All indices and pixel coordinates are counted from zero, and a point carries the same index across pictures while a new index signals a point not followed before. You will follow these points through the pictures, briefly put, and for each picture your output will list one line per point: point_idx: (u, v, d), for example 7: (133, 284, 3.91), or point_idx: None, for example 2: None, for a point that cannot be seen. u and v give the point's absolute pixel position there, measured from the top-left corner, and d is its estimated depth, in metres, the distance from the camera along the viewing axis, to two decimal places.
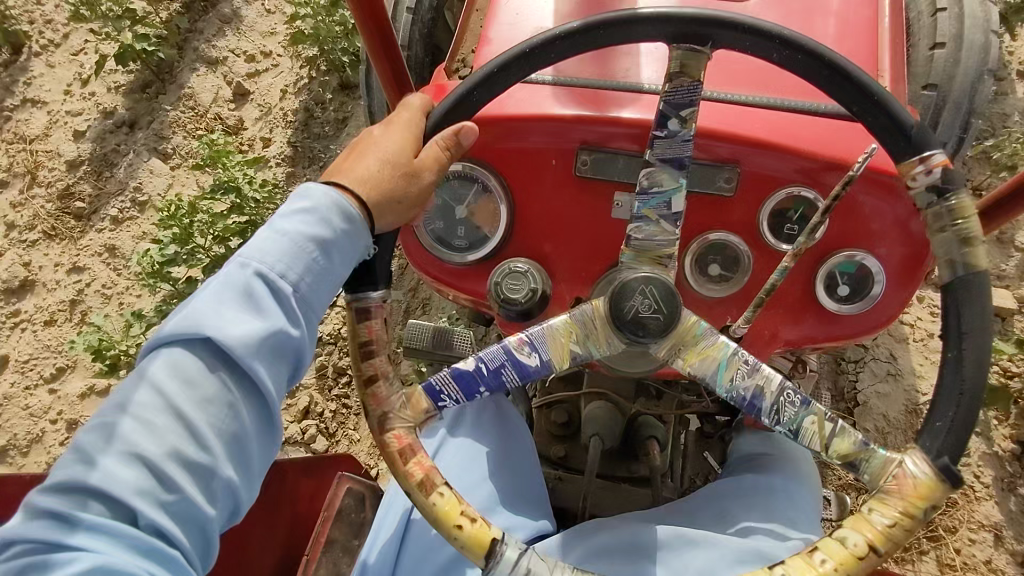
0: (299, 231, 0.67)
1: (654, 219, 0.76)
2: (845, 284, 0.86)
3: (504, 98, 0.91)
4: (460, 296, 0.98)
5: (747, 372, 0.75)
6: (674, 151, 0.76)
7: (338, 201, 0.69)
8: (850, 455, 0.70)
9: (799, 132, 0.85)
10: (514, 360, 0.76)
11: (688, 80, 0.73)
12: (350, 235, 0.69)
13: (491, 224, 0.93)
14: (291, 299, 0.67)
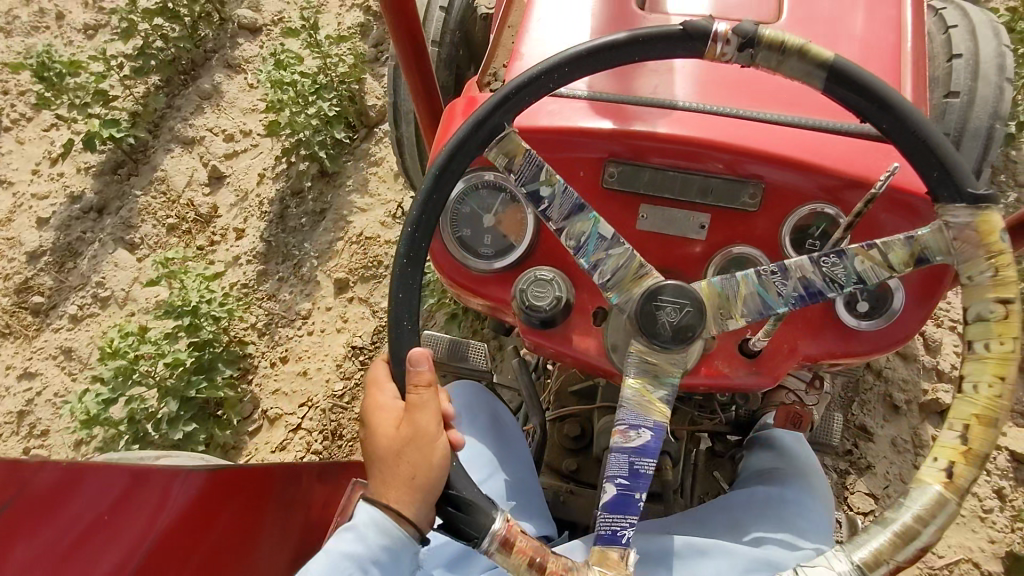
0: (343, 558, 0.74)
1: (605, 257, 0.80)
2: (865, 300, 0.88)
3: (536, 111, 0.93)
4: (482, 303, 1.00)
5: (783, 278, 0.75)
6: (570, 201, 0.81)
7: (372, 517, 0.73)
8: (911, 257, 0.72)
9: (825, 150, 0.87)
10: (636, 450, 0.73)
11: (521, 158, 0.81)
12: (396, 551, 0.73)
13: (517, 233, 0.95)
14: None
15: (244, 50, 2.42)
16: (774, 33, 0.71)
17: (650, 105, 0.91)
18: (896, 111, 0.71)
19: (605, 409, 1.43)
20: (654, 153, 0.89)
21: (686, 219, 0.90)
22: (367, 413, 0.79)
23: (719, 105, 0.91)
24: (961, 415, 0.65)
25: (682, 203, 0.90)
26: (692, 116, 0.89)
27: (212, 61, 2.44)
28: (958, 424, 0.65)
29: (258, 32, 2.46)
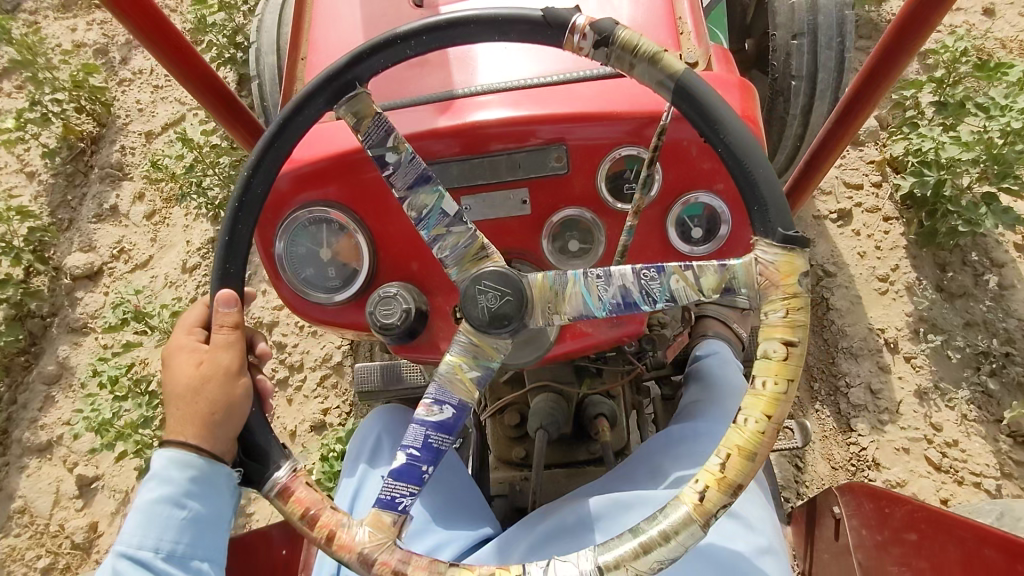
0: (152, 505, 0.76)
1: (446, 233, 0.80)
2: (698, 226, 0.89)
3: (338, 137, 0.95)
4: (348, 331, 1.01)
5: (605, 283, 0.74)
6: (415, 172, 0.80)
7: (173, 456, 0.77)
8: (720, 283, 0.70)
9: (613, 97, 0.89)
10: (432, 425, 0.77)
11: (370, 120, 0.80)
12: (208, 475, 0.77)
13: (355, 258, 0.95)
14: (170, 563, 0.76)
15: (86, 301, 2.27)
16: (629, 35, 0.71)
17: (446, 98, 0.93)
18: (734, 136, 0.71)
19: (537, 388, 1.42)
20: (493, 141, 0.89)
21: (507, 197, 0.91)
22: (166, 356, 0.84)
23: (543, 76, 0.92)
24: (727, 444, 0.67)
25: (499, 184, 0.90)
26: (513, 95, 0.90)
27: (54, 328, 2.28)
28: (722, 452, 0.67)
29: (96, 278, 2.30)
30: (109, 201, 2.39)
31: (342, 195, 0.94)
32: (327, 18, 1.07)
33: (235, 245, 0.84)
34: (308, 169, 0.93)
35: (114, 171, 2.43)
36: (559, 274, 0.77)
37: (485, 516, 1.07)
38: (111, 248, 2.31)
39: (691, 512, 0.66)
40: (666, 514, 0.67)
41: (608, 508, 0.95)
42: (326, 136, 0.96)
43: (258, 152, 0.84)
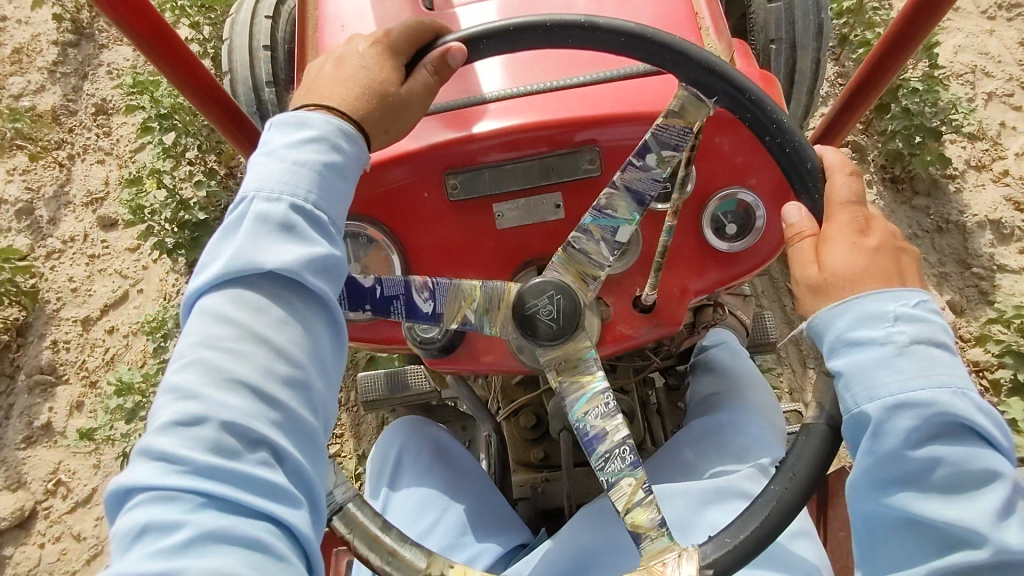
0: (311, 158, 0.67)
1: (597, 239, 0.82)
2: (732, 223, 0.90)
3: None
4: (382, 346, 0.99)
5: (599, 416, 0.80)
6: (640, 189, 0.80)
7: (342, 128, 0.71)
8: (640, 526, 0.75)
9: (643, 96, 0.88)
10: (409, 297, 0.83)
11: (677, 123, 0.78)
12: (359, 157, 0.72)
13: (387, 271, 0.93)
14: (327, 226, 0.67)
15: (16, 561, 1.80)
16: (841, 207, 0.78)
17: (470, 104, 0.90)
18: (787, 494, 0.72)
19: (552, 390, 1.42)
20: (524, 145, 0.87)
21: (540, 203, 0.90)
22: (343, 55, 0.78)
23: (563, 78, 0.90)
24: None
25: (532, 190, 0.89)
26: (539, 98, 0.89)
27: None
28: None
29: (29, 525, 1.85)
30: (41, 417, 1.98)
31: (374, 205, 0.92)
32: (333, 19, 1.04)
33: (501, 39, 0.79)
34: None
35: (44, 377, 2.03)
36: (594, 362, 0.81)
37: (515, 526, 1.05)
38: (44, 482, 1.88)
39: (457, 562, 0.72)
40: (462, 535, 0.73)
41: None
42: None
43: None
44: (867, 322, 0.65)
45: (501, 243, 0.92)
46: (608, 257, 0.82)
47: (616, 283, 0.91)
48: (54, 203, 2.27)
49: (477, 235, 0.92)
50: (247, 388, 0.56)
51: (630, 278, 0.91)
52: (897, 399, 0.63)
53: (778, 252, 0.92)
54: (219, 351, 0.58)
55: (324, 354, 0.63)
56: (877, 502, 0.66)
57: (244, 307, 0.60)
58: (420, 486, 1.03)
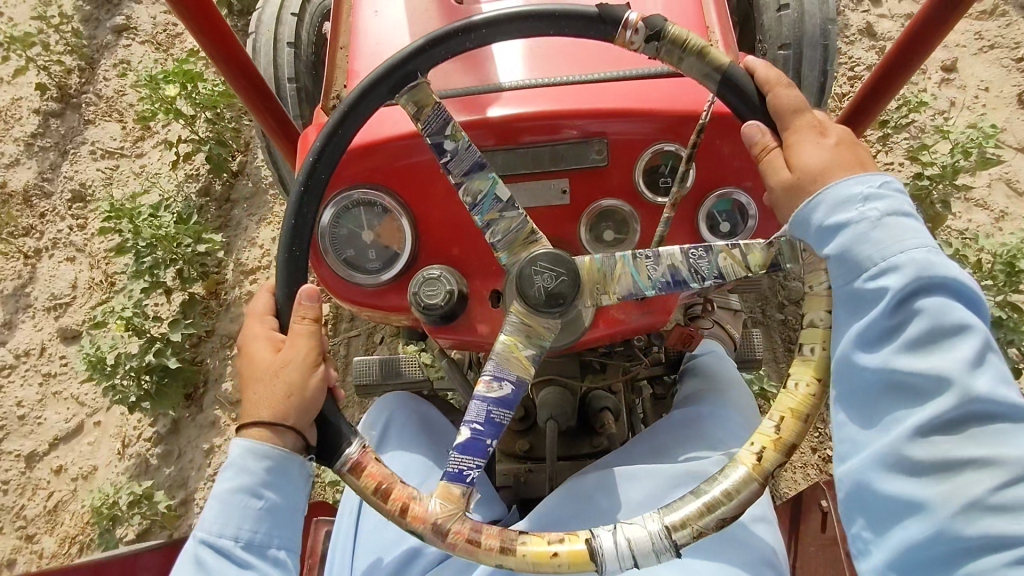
0: (229, 494, 0.80)
1: (498, 218, 0.86)
2: (725, 221, 0.95)
3: (383, 123, 0.98)
4: (383, 314, 1.04)
5: (654, 262, 0.81)
6: (471, 159, 0.87)
7: (250, 447, 0.79)
8: (766, 260, 0.79)
9: (652, 95, 0.94)
10: (494, 402, 0.80)
11: (430, 109, 0.86)
12: (281, 467, 0.79)
13: (397, 241, 0.98)
14: (241, 549, 0.79)
15: None
16: (678, 32, 0.80)
17: (492, 90, 0.96)
18: None
19: (542, 382, 1.47)
20: (526, 133, 0.93)
21: (548, 187, 0.96)
22: (243, 342, 0.86)
23: (583, 73, 0.96)
24: (781, 408, 0.74)
25: (541, 174, 0.95)
26: (556, 89, 0.95)
27: None
28: (776, 416, 0.74)
29: None
30: None
31: (392, 179, 0.97)
32: (368, 6, 1.10)
33: (351, 118, 0.88)
34: (358, 157, 0.97)
35: None
36: (610, 258, 0.82)
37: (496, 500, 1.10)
38: None
39: (750, 470, 0.71)
40: (727, 475, 0.72)
41: (629, 475, 0.99)
42: (374, 125, 0.99)
43: (317, 146, 0.88)
44: (839, 207, 0.70)
45: None
46: (519, 210, 0.86)
47: None
48: (12, 304, 2.22)
49: None
50: None
51: None
52: (871, 270, 0.68)
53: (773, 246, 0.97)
54: None
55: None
56: (852, 369, 0.70)
57: None
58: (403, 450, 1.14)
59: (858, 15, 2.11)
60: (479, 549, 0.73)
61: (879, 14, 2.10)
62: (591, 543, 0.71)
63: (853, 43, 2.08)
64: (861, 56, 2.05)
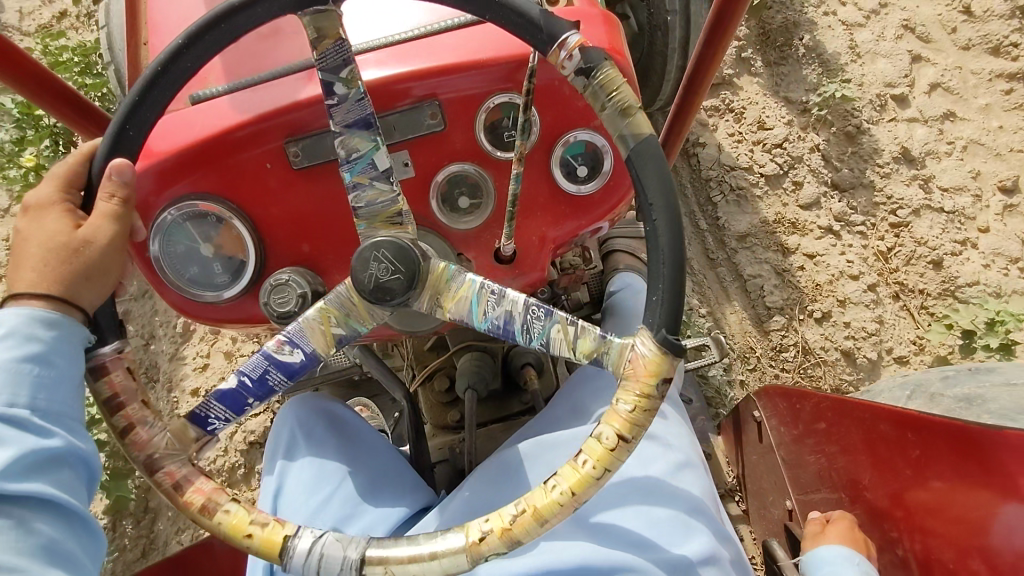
0: (12, 362, 0.67)
1: (368, 184, 0.78)
2: (582, 165, 0.89)
3: (208, 114, 0.88)
4: (247, 326, 0.98)
5: (496, 301, 0.75)
6: (359, 113, 0.78)
7: (33, 313, 0.69)
8: (592, 352, 0.72)
9: (481, 44, 0.86)
10: (275, 361, 0.79)
11: (332, 41, 0.74)
12: (69, 333, 0.71)
13: (240, 249, 0.90)
14: (31, 420, 0.66)
15: None
16: (610, 76, 0.69)
17: None
18: (661, 217, 0.68)
19: (462, 350, 1.44)
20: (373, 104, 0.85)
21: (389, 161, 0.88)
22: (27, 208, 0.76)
23: (411, 29, 0.88)
24: (528, 500, 0.68)
25: None
26: (390, 51, 0.86)
27: None
28: (520, 505, 0.68)
29: None
30: None
31: (224, 183, 0.88)
32: None
33: (244, 14, 0.73)
34: (187, 155, 0.87)
35: None
36: (461, 271, 0.77)
37: (419, 488, 1.04)
38: None
39: (465, 545, 0.67)
40: (447, 536, 0.68)
41: (535, 450, 0.96)
42: (187, 120, 0.89)
43: (172, 50, 0.75)
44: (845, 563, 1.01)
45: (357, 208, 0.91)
46: (393, 186, 0.78)
47: (476, 237, 0.92)
48: None
49: (331, 202, 0.91)
50: None
51: (490, 230, 0.92)
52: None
53: (623, 204, 0.94)
54: None
55: (49, 537, 0.65)
56: None
57: None
58: (315, 460, 1.02)
59: (886, 132, 1.97)
60: (181, 498, 0.72)
61: (909, 118, 1.99)
62: (289, 540, 0.70)
63: (891, 175, 1.92)
64: (902, 195, 1.89)
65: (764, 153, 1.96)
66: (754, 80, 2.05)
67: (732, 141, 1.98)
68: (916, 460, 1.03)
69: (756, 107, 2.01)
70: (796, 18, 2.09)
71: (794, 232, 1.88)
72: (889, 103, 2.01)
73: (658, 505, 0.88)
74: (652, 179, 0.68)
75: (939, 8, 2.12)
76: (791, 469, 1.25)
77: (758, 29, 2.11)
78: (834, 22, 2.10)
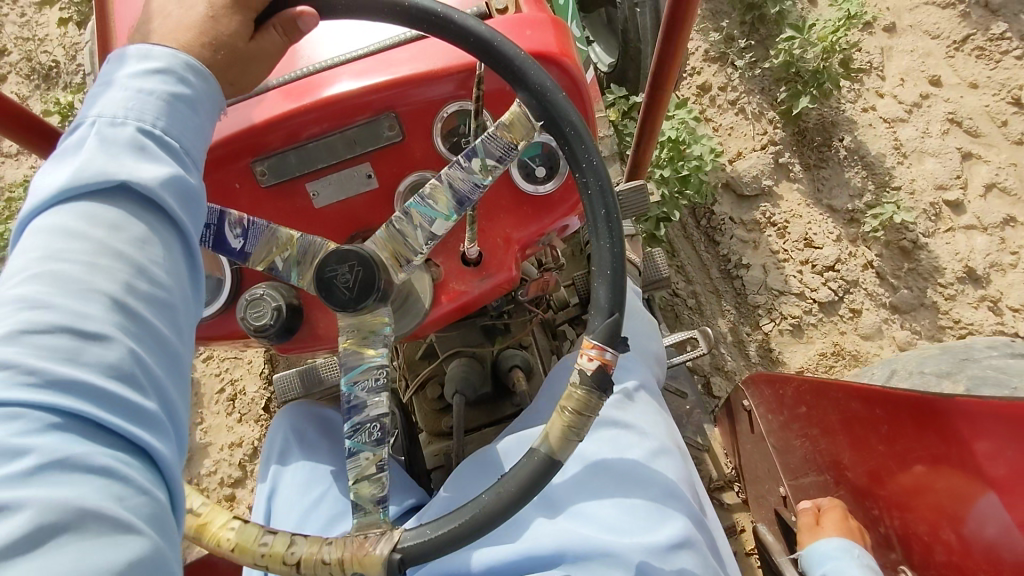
0: (170, 96, 0.58)
1: (410, 218, 0.79)
2: (540, 165, 0.92)
3: None
4: (230, 341, 1.01)
5: (368, 389, 0.77)
6: (466, 189, 0.79)
7: (189, 60, 0.62)
8: (362, 496, 0.73)
9: (434, 53, 0.88)
10: (221, 235, 0.82)
11: (506, 139, 0.77)
12: (215, 90, 0.64)
13: (213, 266, 0.93)
14: (180, 154, 0.58)
15: None
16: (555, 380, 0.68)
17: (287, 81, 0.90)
18: (499, 500, 0.66)
19: (451, 355, 1.45)
20: (332, 120, 0.88)
21: (351, 175, 0.92)
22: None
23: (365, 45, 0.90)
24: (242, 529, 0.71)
25: (340, 164, 0.91)
26: (346, 67, 0.89)
27: None
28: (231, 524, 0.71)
29: None
30: None
31: None
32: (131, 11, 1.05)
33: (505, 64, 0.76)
34: None
35: None
36: (385, 339, 0.79)
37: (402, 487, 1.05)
38: None
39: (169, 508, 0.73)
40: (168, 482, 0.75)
41: (513, 446, 0.98)
42: None
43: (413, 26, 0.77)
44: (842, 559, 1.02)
45: (328, 220, 0.94)
46: (424, 247, 0.80)
47: (441, 242, 0.94)
48: None
49: (301, 216, 0.94)
50: (106, 307, 0.47)
51: (453, 235, 0.94)
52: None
53: (583, 202, 0.96)
54: (70, 271, 0.48)
55: (185, 282, 0.55)
56: None
57: (94, 223, 0.50)
58: (303, 467, 1.05)
59: (944, 247, 1.91)
60: None
61: (966, 226, 1.93)
62: None
63: (956, 297, 1.86)
64: (970, 317, 1.84)
65: (815, 276, 1.91)
66: (794, 186, 2.01)
67: (778, 260, 1.94)
68: (886, 436, 1.04)
69: (802, 223, 1.96)
70: (834, 117, 2.04)
71: (857, 363, 1.81)
72: (944, 211, 1.95)
73: (633, 493, 0.89)
74: (528, 483, 0.67)
75: (986, 98, 2.06)
76: (780, 456, 1.27)
77: (794, 131, 2.07)
78: (875, 120, 2.05)
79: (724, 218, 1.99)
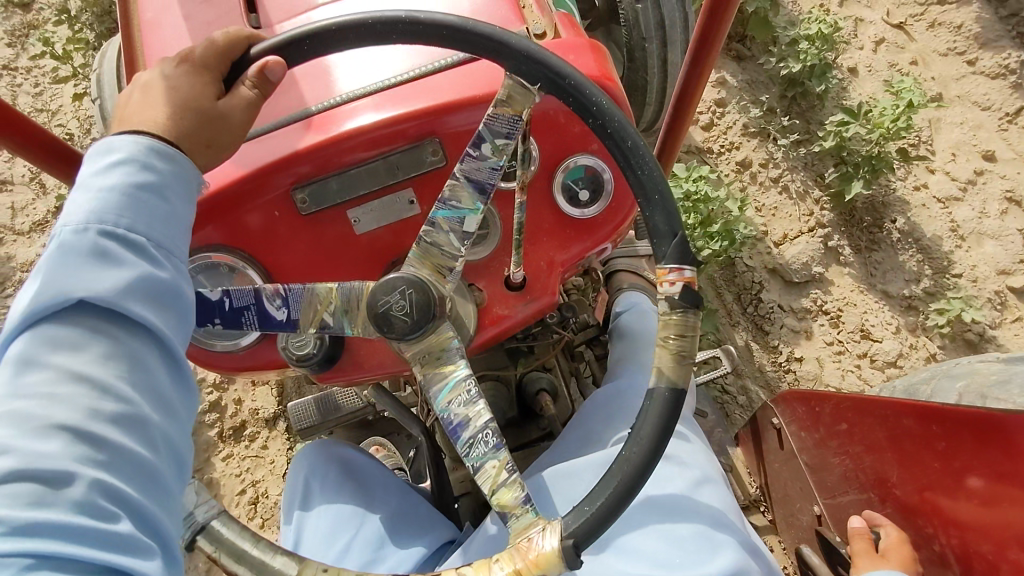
0: (134, 189, 0.61)
1: (435, 226, 0.80)
2: (584, 188, 0.91)
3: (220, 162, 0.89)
4: (270, 372, 0.98)
5: (464, 402, 0.77)
6: (481, 177, 0.79)
7: (152, 146, 0.65)
8: (506, 507, 0.72)
9: (472, 82, 0.88)
10: (263, 306, 0.82)
11: (507, 116, 0.77)
12: (183, 173, 0.67)
13: None
14: (149, 248, 0.60)
15: None
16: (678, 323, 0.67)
17: (326, 108, 0.89)
18: (638, 455, 0.65)
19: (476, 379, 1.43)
20: (374, 147, 0.87)
21: (393, 202, 0.91)
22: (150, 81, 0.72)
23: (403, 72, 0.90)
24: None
25: (381, 191, 0.90)
26: (384, 94, 0.88)
27: None
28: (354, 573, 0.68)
29: None
30: None
31: (241, 232, 0.91)
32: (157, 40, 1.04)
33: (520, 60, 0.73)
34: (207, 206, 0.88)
35: None
36: (459, 351, 0.79)
37: (430, 522, 1.05)
38: None
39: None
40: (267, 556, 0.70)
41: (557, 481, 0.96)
42: None
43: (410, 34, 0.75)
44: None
45: (369, 248, 0.93)
46: (462, 249, 0.80)
47: (485, 267, 0.93)
48: None
49: (342, 244, 0.93)
50: (66, 433, 0.49)
51: (498, 259, 0.93)
52: None
53: (628, 221, 0.95)
54: (34, 401, 0.50)
55: (159, 385, 0.57)
56: None
57: (59, 347, 0.53)
58: (331, 503, 1.02)
59: (1012, 337, 1.90)
60: None
61: None
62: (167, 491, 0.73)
63: None
64: None
65: (876, 371, 1.86)
66: (845, 271, 1.98)
67: (834, 352, 1.89)
68: (942, 453, 1.02)
69: (858, 313, 1.93)
70: (885, 198, 2.04)
71: None
72: (1010, 300, 1.94)
73: (677, 523, 0.87)
74: (656, 426, 0.66)
75: None
76: (817, 474, 1.27)
77: (844, 216, 2.05)
78: (927, 199, 2.05)
79: (772, 306, 1.93)
